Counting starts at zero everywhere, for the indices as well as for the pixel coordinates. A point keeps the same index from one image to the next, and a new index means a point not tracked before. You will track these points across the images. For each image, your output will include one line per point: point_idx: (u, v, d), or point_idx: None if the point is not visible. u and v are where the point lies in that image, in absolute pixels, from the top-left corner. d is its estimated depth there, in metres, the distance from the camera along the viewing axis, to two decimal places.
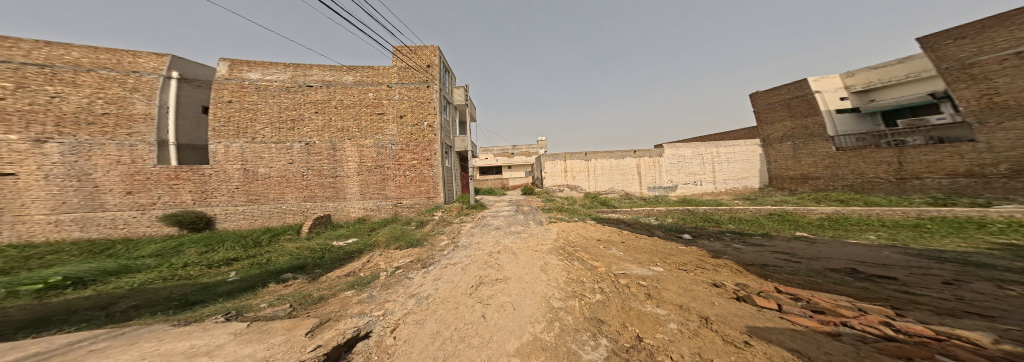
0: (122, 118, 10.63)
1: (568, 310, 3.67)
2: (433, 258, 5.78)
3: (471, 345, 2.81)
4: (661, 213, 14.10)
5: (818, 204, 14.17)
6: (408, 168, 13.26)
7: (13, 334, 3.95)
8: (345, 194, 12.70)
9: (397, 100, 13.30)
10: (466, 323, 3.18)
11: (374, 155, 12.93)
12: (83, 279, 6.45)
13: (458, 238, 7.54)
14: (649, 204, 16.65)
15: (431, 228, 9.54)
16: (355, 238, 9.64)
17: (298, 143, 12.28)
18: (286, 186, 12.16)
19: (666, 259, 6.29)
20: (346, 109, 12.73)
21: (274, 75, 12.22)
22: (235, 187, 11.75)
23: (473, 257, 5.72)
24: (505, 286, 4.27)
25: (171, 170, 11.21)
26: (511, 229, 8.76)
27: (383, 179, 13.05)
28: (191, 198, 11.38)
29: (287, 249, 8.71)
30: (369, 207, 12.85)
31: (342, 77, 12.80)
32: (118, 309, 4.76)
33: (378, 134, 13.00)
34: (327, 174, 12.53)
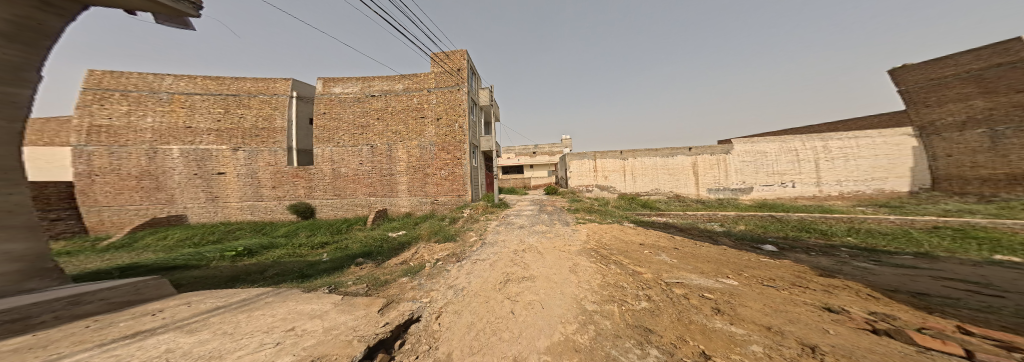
0: (270, 131, 14.06)
1: (606, 314, 3.43)
2: (467, 253, 6.11)
3: (504, 340, 2.87)
4: (726, 218, 11.94)
5: (998, 217, 10.13)
6: (445, 167, 14.23)
7: (221, 285, 5.76)
8: (399, 191, 14.32)
9: (433, 105, 14.36)
10: (496, 316, 3.27)
11: (416, 157, 14.27)
12: (253, 250, 8.91)
13: (487, 235, 7.80)
14: (706, 208, 14.34)
15: (462, 224, 10.07)
16: (403, 231, 10.87)
17: (365, 146, 14.34)
18: (353, 184, 14.39)
19: (739, 272, 5.31)
20: (397, 114, 14.35)
21: (350, 88, 14.51)
22: (327, 184, 14.39)
23: (505, 254, 5.83)
24: (533, 285, 4.24)
25: (289, 170, 14.25)
26: (534, 228, 8.64)
27: (427, 177, 14.33)
28: (304, 191, 14.36)
29: (359, 237, 10.38)
30: (419, 204, 14.30)
31: (395, 86, 14.47)
32: (269, 274, 6.42)
33: (419, 137, 14.29)
34: (384, 173, 14.35)
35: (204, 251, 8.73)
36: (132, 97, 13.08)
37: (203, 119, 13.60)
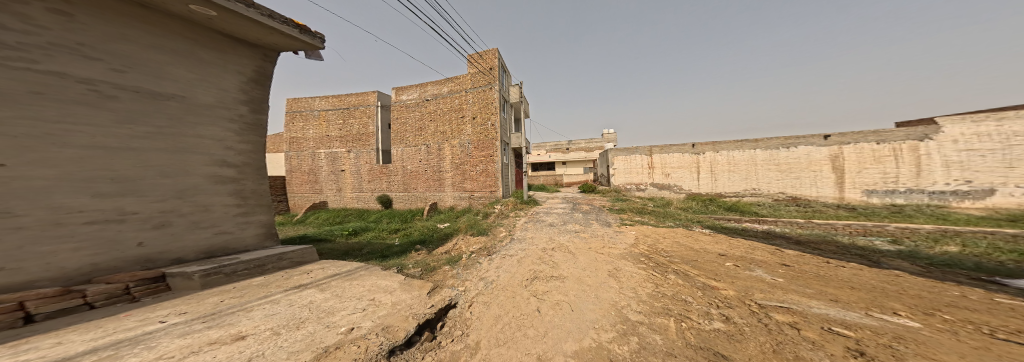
0: (365, 135, 17.03)
1: (656, 328, 3.08)
2: (497, 247, 6.30)
3: (528, 336, 2.88)
4: (909, 233, 8.65)
5: None
6: (479, 165, 14.84)
7: (335, 255, 7.48)
8: (446, 187, 15.60)
9: (470, 105, 15.02)
10: (522, 312, 3.30)
11: (457, 155, 15.30)
12: (358, 231, 11.28)
13: (513, 231, 7.89)
14: (816, 217, 11.21)
15: (494, 219, 10.28)
16: (448, 223, 11.86)
17: (423, 146, 16.05)
18: (412, 179, 16.37)
19: (933, 313, 3.46)
20: (443, 116, 15.58)
21: (412, 95, 16.40)
22: (400, 180, 16.61)
23: (540, 251, 5.79)
24: (561, 285, 4.11)
25: (377, 167, 16.93)
26: (564, 227, 8.33)
27: (466, 174, 15.13)
28: (386, 185, 16.92)
29: (420, 226, 11.80)
30: (462, 199, 15.28)
31: (441, 89, 15.74)
32: (365, 251, 7.97)
33: (461, 137, 15.17)
34: (435, 170, 15.82)
35: (329, 230, 11.55)
36: (302, 116, 17.88)
37: (334, 129, 17.52)
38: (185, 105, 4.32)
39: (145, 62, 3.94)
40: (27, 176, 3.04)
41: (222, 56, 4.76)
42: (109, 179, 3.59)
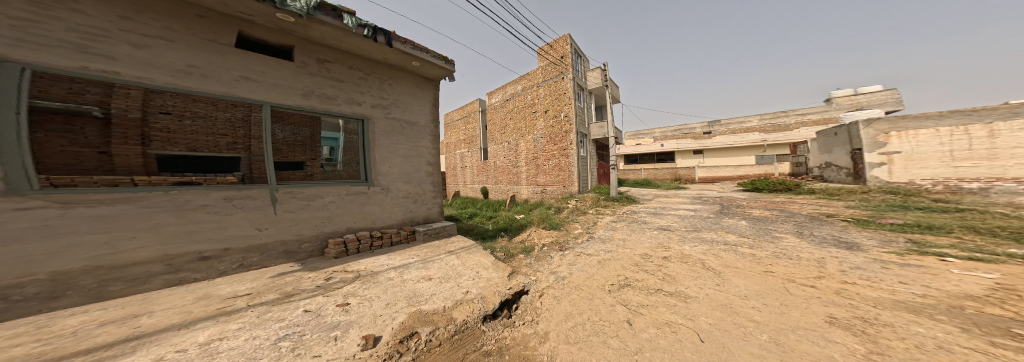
0: (473, 137, 19.88)
1: None
2: (579, 245, 4.96)
3: (611, 347, 2.40)
4: None
5: None
6: (549, 159, 14.32)
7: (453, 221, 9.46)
8: (530, 181, 15.37)
9: (542, 99, 14.60)
10: (601, 318, 2.84)
11: (539, 149, 14.87)
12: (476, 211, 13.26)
13: (595, 228, 6.57)
14: None
15: (568, 215, 9.19)
16: (523, 213, 12.00)
17: (507, 142, 16.86)
18: (499, 173, 17.55)
19: None
20: (521, 112, 15.83)
21: (497, 98, 17.75)
22: (494, 174, 18.01)
23: (641, 257, 4.73)
24: (670, 301, 3.30)
25: (480, 162, 19.22)
26: (695, 237, 6.08)
27: (545, 168, 14.55)
28: (485, 179, 18.89)
29: (508, 212, 12.44)
30: (539, 192, 14.85)
31: (518, 88, 16.15)
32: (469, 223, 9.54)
33: (541, 132, 14.67)
34: (513, 165, 16.43)
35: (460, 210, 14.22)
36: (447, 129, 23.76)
37: (468, 132, 20.76)
38: (419, 127, 6.20)
39: (404, 102, 5.93)
40: (391, 173, 5.58)
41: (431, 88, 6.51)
42: (405, 175, 5.82)
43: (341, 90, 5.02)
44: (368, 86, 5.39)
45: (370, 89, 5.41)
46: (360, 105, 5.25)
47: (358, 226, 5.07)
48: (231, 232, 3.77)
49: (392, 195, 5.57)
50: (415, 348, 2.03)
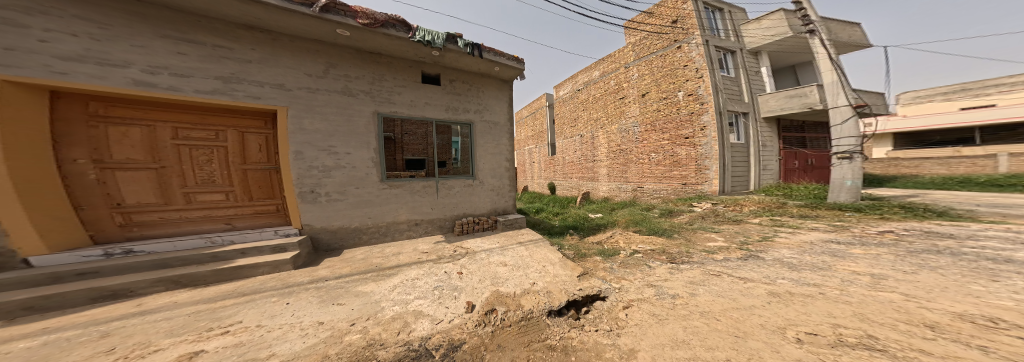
0: (532, 131, 14.97)
1: None
2: (724, 259, 3.28)
3: None
4: None
5: None
6: (646, 153, 8.78)
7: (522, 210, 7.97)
8: (612, 176, 9.96)
9: (636, 80, 8.95)
10: None
11: (632, 137, 9.14)
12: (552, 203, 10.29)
13: (774, 243, 3.90)
14: None
15: (689, 220, 5.34)
16: (602, 213, 7.41)
17: (576, 136, 11.76)
18: (569, 168, 12.24)
19: None
20: (597, 102, 10.54)
21: (563, 89, 12.49)
22: (559, 168, 12.94)
23: (996, 325, 1.61)
24: None
25: (546, 158, 13.88)
26: None
27: (642, 164, 8.88)
28: (545, 174, 14.11)
29: (574, 210, 7.96)
30: (631, 190, 9.21)
31: (591, 73, 10.85)
32: (534, 212, 7.83)
33: (636, 119, 9.01)
34: (588, 159, 11.17)
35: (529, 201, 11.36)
36: None
37: (525, 129, 15.77)
38: (490, 124, 4.79)
39: (486, 101, 4.75)
40: (483, 176, 4.70)
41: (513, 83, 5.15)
42: (500, 169, 4.89)
43: (451, 98, 4.43)
44: (475, 97, 4.64)
45: (470, 94, 4.58)
46: (467, 111, 4.57)
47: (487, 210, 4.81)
48: (420, 211, 4.15)
49: (484, 189, 4.72)
50: (493, 324, 1.59)
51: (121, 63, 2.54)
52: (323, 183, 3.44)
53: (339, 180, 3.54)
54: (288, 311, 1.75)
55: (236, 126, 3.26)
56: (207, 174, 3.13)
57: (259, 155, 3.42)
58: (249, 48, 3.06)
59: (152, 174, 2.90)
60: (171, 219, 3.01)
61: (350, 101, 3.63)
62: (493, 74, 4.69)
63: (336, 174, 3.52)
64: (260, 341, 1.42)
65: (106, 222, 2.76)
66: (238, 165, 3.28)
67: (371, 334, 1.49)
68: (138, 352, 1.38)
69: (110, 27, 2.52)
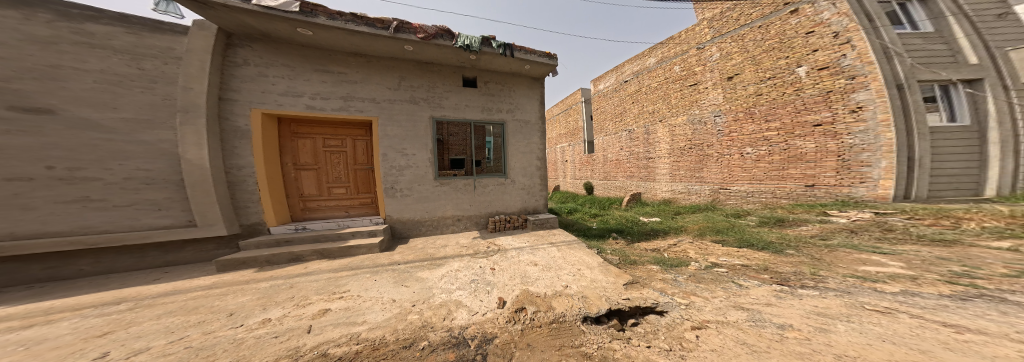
0: (563, 130, 13.41)
1: None
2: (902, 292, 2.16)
3: None
4: None
5: None
6: (731, 147, 7.01)
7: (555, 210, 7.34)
8: (677, 176, 8.17)
9: (715, 63, 7.26)
10: None
11: (711, 128, 7.40)
12: (592, 205, 9.08)
13: None
14: None
15: (821, 236, 3.58)
16: (660, 218, 6.10)
17: (625, 131, 9.85)
18: (612, 167, 10.44)
19: None
20: (654, 92, 8.84)
21: (604, 82, 10.85)
22: (599, 167, 11.14)
23: None
24: None
25: (582, 156, 12.12)
26: None
27: (729, 161, 7.03)
28: (579, 173, 12.41)
29: (618, 213, 6.87)
30: (711, 192, 7.39)
31: (645, 61, 9.09)
32: (566, 212, 7.12)
33: (718, 107, 7.23)
34: (641, 156, 9.30)
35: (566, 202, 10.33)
36: None
37: (554, 127, 14.25)
38: (518, 122, 4.64)
39: (517, 101, 4.64)
40: (515, 174, 4.61)
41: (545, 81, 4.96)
42: (533, 166, 4.75)
43: (486, 98, 4.46)
44: (508, 97, 4.62)
45: (503, 93, 4.55)
46: (502, 111, 4.56)
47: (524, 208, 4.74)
48: (460, 205, 4.27)
49: (514, 188, 4.61)
50: (524, 323, 1.63)
51: (300, 94, 3.52)
52: (399, 180, 3.93)
53: (412, 175, 4.00)
54: (375, 287, 2.17)
55: (354, 135, 3.97)
56: (338, 174, 3.94)
57: (363, 157, 4.06)
58: (355, 72, 3.71)
59: (314, 173, 3.84)
60: (326, 205, 3.94)
61: (412, 108, 4.03)
62: (524, 73, 4.56)
63: (406, 173, 3.98)
64: (356, 308, 1.86)
65: (296, 207, 3.78)
66: (354, 165, 4.02)
67: (422, 317, 1.75)
68: (300, 302, 1.96)
69: (292, 68, 3.46)
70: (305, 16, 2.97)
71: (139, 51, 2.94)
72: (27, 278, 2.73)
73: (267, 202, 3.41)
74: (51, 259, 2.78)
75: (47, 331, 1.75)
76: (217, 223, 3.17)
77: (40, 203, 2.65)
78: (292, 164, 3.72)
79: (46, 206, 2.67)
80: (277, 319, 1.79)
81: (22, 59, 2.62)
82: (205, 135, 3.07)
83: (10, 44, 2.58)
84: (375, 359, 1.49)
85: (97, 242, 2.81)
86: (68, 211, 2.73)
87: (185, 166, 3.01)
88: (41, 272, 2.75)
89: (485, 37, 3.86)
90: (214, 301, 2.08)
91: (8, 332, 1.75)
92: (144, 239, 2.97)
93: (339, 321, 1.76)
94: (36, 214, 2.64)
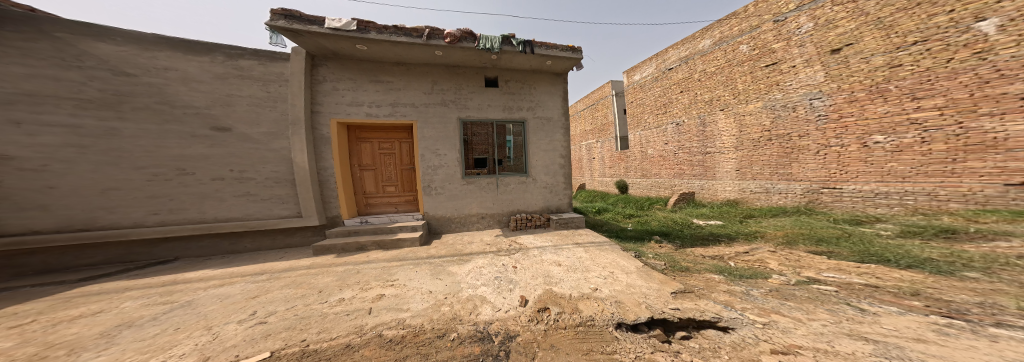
0: (593, 126, 13.01)
1: None
2: None
3: None
4: None
5: None
6: (837, 136, 5.56)
7: (584, 210, 7.34)
8: (747, 174, 7.11)
9: (805, 36, 5.88)
10: None
11: (803, 114, 6.04)
12: (631, 205, 8.72)
13: None
14: None
15: (948, 249, 2.69)
16: (721, 222, 5.65)
17: (669, 124, 9.15)
18: (655, 165, 9.70)
19: None
20: (712, 77, 7.85)
21: (642, 72, 10.11)
22: (636, 163, 10.47)
23: None
24: None
25: (612, 153, 11.59)
26: None
27: (838, 155, 5.55)
28: (611, 172, 11.85)
29: (658, 216, 6.55)
30: (804, 192, 6.04)
31: (700, 44, 8.11)
32: (597, 213, 7.13)
33: (818, 87, 5.77)
34: (695, 152, 8.39)
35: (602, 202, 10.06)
36: None
37: (582, 123, 13.91)
38: (540, 119, 4.89)
39: (540, 99, 4.90)
40: (538, 174, 4.86)
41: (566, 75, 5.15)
42: (558, 164, 4.98)
43: (508, 98, 4.78)
44: (528, 94, 4.89)
45: (525, 93, 4.85)
46: (524, 109, 4.83)
47: (554, 207, 4.98)
48: (484, 201, 4.65)
49: (536, 186, 4.86)
50: (548, 322, 1.66)
51: (360, 103, 4.20)
52: (434, 179, 4.43)
53: (446, 173, 4.47)
54: (416, 278, 2.48)
55: (402, 138, 4.61)
56: (387, 174, 4.61)
57: (407, 158, 4.66)
58: (401, 80, 4.34)
59: (372, 173, 4.55)
60: (381, 201, 4.61)
61: (443, 110, 4.50)
62: (546, 69, 4.80)
63: (440, 172, 4.45)
64: (406, 296, 2.14)
65: (359, 203, 4.50)
66: (401, 165, 4.64)
67: (453, 310, 1.91)
68: (372, 285, 2.40)
69: (355, 81, 4.15)
70: (360, 33, 3.46)
71: (267, 78, 3.86)
72: (223, 249, 3.90)
73: (340, 196, 4.16)
74: (231, 237, 3.90)
75: (230, 290, 2.59)
76: (313, 215, 4.01)
77: (227, 196, 3.78)
78: (355, 165, 4.46)
79: (230, 199, 3.78)
80: (348, 299, 2.21)
81: (215, 90, 3.67)
82: (304, 143, 3.93)
83: (205, 81, 3.64)
84: (415, 344, 1.65)
85: (256, 224, 3.86)
86: (240, 203, 3.81)
87: (296, 169, 3.92)
88: (226, 245, 3.90)
89: (506, 35, 4.06)
90: (310, 280, 2.68)
91: (213, 288, 2.65)
92: (276, 225, 3.93)
93: (390, 306, 2.05)
94: (225, 204, 3.77)
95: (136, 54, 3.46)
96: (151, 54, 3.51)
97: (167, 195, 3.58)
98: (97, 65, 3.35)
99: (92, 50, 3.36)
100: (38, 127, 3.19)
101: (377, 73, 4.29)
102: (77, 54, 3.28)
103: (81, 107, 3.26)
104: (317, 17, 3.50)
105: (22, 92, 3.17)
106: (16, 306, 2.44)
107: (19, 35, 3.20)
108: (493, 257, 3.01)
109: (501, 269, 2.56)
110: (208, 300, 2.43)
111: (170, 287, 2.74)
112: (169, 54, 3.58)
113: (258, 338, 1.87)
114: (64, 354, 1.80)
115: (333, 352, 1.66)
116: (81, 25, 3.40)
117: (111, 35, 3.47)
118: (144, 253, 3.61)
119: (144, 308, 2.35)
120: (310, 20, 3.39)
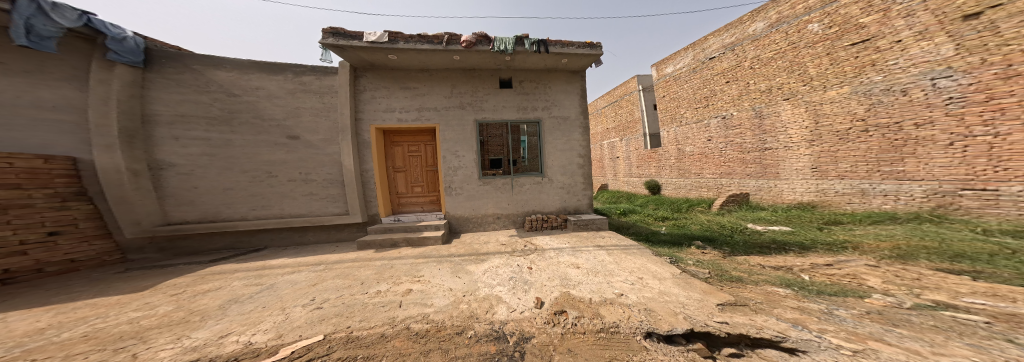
0: (623, 123, 13.07)
1: None
2: None
3: None
4: None
5: None
6: (984, 123, 4.63)
7: (608, 213, 7.34)
8: (829, 172, 6.48)
9: (916, 3, 5.20)
10: None
11: (922, 98, 5.21)
12: (671, 207, 8.74)
13: None
14: None
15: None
16: (786, 227, 5.05)
17: (712, 119, 9.12)
18: (698, 162, 9.58)
19: None
20: (769, 64, 7.51)
21: (678, 64, 10.23)
22: (672, 161, 10.53)
23: None
24: None
25: (642, 152, 11.85)
26: None
27: (988, 146, 4.60)
28: (643, 171, 11.87)
29: (698, 218, 6.41)
30: (927, 195, 5.17)
31: (749, 28, 7.97)
32: (623, 215, 7.19)
33: (946, 63, 4.90)
34: (751, 148, 8.08)
35: (638, 203, 10.11)
36: None
37: (609, 120, 14.03)
38: (554, 119, 5.04)
39: (555, 98, 5.05)
40: (555, 176, 5.01)
41: (583, 72, 5.21)
42: (576, 165, 5.09)
43: (522, 98, 5.00)
44: (542, 94, 5.05)
45: (540, 93, 5.04)
46: (539, 109, 5.00)
47: (575, 209, 5.12)
48: (499, 199, 4.89)
49: (554, 186, 5.01)
50: (565, 327, 1.68)
51: (392, 109, 4.78)
52: (454, 179, 4.78)
53: (466, 173, 4.80)
54: (439, 275, 2.69)
55: (428, 141, 5.12)
56: (415, 175, 5.16)
57: (431, 159, 5.16)
58: (426, 87, 4.81)
59: (403, 175, 5.13)
60: (410, 200, 5.17)
61: (461, 113, 4.85)
62: (561, 67, 4.93)
63: (460, 173, 4.80)
64: (432, 291, 2.32)
65: (393, 202, 5.12)
66: (426, 166, 5.16)
67: (470, 308, 1.96)
68: (412, 279, 2.67)
69: (388, 89, 4.77)
70: (389, 44, 3.98)
71: (320, 91, 4.63)
72: (297, 240, 4.81)
73: (376, 194, 4.77)
74: (300, 230, 4.80)
75: (299, 277, 3.12)
76: (357, 213, 4.66)
77: (298, 195, 4.65)
78: (389, 167, 5.08)
79: (301, 197, 4.65)
80: (384, 292, 2.45)
81: (288, 105, 4.57)
82: (352, 149, 4.64)
83: (281, 96, 4.56)
84: (438, 338, 1.69)
85: (319, 220, 4.66)
86: (305, 201, 4.66)
87: (345, 172, 4.61)
88: (297, 237, 4.82)
89: (519, 37, 4.31)
90: (351, 272, 3.07)
91: (285, 275, 3.23)
92: (332, 220, 4.67)
93: (416, 301, 2.19)
94: (296, 201, 4.65)
95: (238, 78, 4.46)
96: (246, 77, 4.50)
97: (260, 194, 4.55)
98: (216, 89, 4.40)
99: (214, 77, 4.43)
100: (187, 139, 4.35)
101: (405, 80, 4.82)
102: (205, 82, 4.37)
103: (210, 124, 4.39)
104: (357, 32, 4.08)
105: (177, 114, 4.33)
106: (175, 279, 3.37)
107: (173, 69, 4.35)
108: (510, 259, 3.11)
109: (518, 270, 2.72)
110: (281, 285, 2.96)
111: (260, 270, 3.45)
112: (255, 75, 4.53)
113: (316, 322, 2.16)
114: (196, 320, 2.37)
115: (370, 340, 1.81)
116: (205, 58, 4.50)
117: (222, 63, 4.50)
118: (247, 241, 4.69)
119: (244, 287, 2.98)
120: (352, 36, 3.95)
